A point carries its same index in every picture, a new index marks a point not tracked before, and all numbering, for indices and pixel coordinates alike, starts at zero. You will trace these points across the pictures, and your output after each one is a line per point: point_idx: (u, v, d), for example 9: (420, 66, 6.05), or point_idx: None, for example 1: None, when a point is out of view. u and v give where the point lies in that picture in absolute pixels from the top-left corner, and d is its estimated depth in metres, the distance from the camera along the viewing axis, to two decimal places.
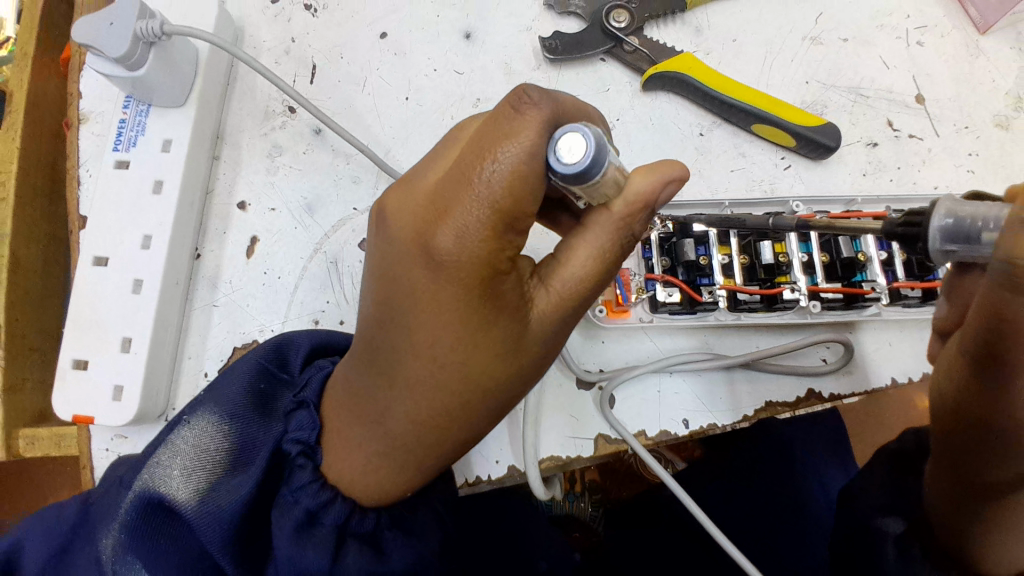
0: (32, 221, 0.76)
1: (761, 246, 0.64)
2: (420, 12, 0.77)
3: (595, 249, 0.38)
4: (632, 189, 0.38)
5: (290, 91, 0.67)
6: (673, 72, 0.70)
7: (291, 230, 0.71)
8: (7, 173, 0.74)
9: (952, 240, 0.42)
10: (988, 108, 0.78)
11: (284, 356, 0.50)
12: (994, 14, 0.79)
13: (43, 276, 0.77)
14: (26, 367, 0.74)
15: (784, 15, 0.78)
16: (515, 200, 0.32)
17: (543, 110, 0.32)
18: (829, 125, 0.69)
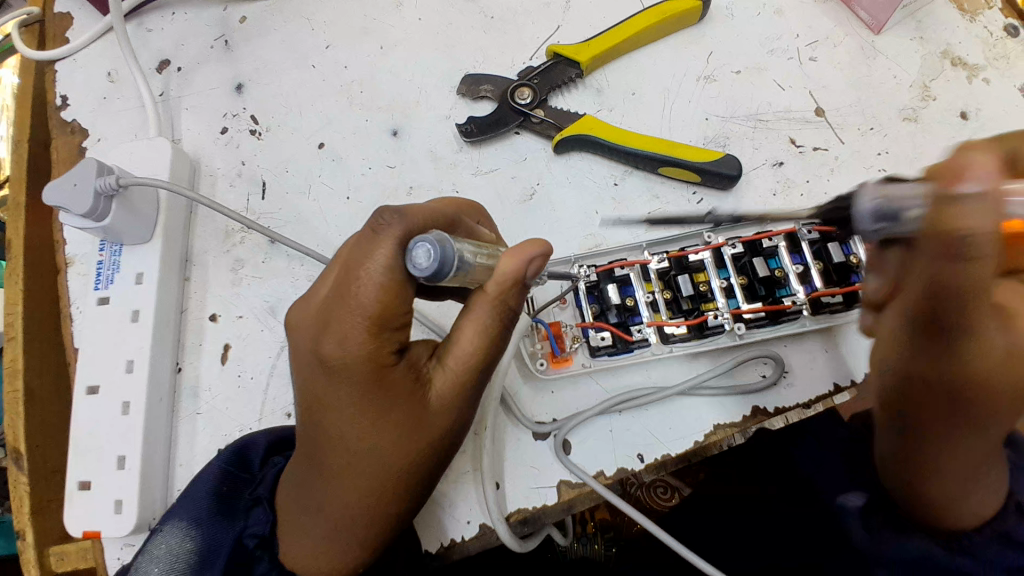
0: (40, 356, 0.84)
1: (681, 280, 0.69)
2: (350, 119, 0.85)
3: (480, 327, 0.47)
4: (501, 271, 0.46)
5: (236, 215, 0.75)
6: (577, 135, 0.77)
7: (259, 333, 0.78)
8: (13, 313, 0.82)
9: (879, 219, 0.50)
10: (893, 104, 0.81)
11: (246, 455, 0.56)
12: (884, 12, 0.82)
13: (57, 402, 0.84)
14: (52, 487, 0.80)
15: (676, 61, 0.83)
16: (383, 301, 0.41)
17: (396, 228, 0.42)
18: (728, 156, 0.74)
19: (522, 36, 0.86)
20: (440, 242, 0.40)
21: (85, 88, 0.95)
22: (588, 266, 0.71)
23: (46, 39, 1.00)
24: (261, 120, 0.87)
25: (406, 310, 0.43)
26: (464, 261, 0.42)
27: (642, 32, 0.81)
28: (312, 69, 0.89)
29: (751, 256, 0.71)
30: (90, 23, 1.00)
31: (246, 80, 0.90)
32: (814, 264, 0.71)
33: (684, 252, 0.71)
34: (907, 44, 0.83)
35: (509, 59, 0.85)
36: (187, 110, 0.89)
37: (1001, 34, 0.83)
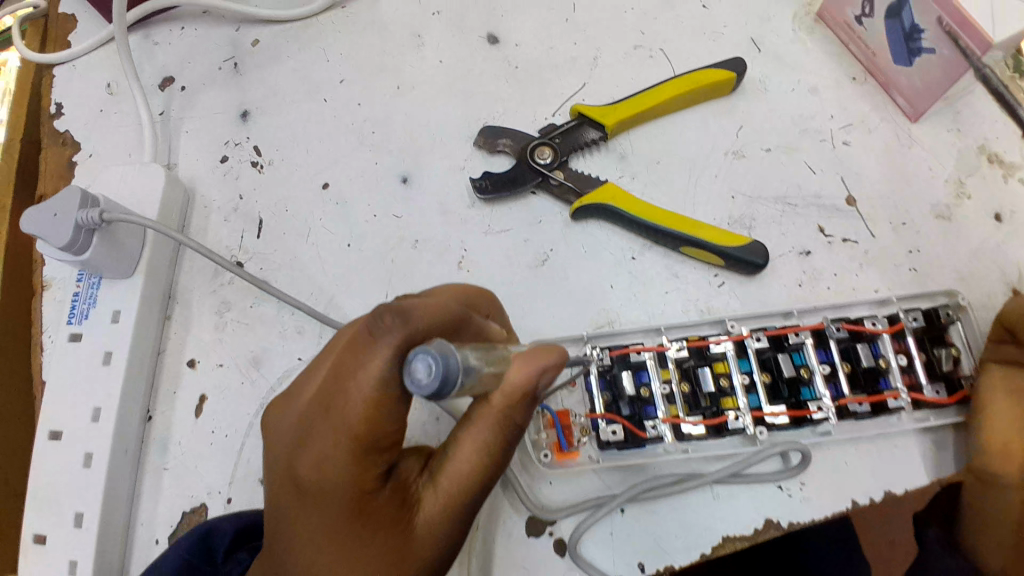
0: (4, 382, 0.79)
1: (701, 373, 0.66)
2: (359, 160, 0.81)
3: (481, 443, 0.43)
4: (509, 383, 0.41)
5: (224, 261, 0.69)
6: (597, 204, 0.73)
7: (238, 385, 0.73)
8: None
9: None
10: (926, 199, 0.77)
11: (209, 544, 0.57)
12: (924, 102, 0.78)
13: None
14: None
15: (705, 134, 0.79)
16: (370, 421, 0.39)
17: (390, 339, 0.38)
18: (755, 243, 0.70)
19: (545, 90, 0.82)
20: (443, 354, 0.35)
21: (82, 98, 0.91)
22: (602, 348, 0.67)
23: (46, 41, 0.95)
24: (264, 152, 0.82)
25: (396, 426, 0.41)
26: (470, 370, 0.37)
27: (672, 100, 0.77)
28: (323, 103, 0.84)
29: (776, 352, 0.67)
30: (94, 27, 0.95)
31: (252, 107, 0.85)
32: (842, 366, 0.67)
33: (705, 342, 0.67)
34: (946, 135, 0.80)
35: (531, 114, 0.81)
36: (187, 133, 0.85)
37: None
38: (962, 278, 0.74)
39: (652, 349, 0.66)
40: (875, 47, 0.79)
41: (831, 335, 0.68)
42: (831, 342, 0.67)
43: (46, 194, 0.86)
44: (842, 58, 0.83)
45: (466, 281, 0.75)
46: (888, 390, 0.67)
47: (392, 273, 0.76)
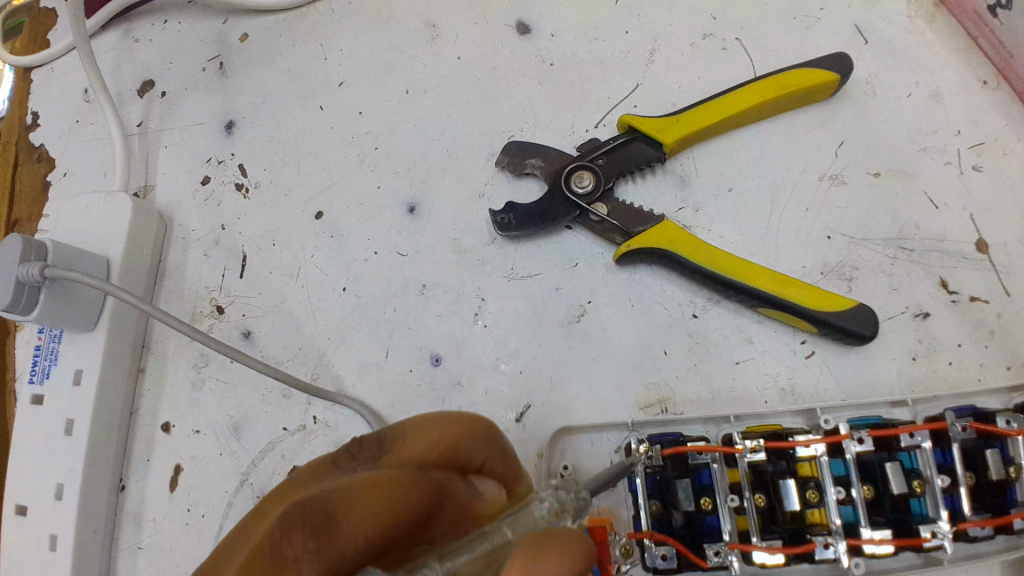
0: None
1: (785, 485, 0.51)
2: (358, 183, 0.67)
3: None
4: None
5: (184, 328, 0.58)
6: (650, 248, 0.57)
7: (216, 457, 0.62)
8: None
9: None
10: None
11: None
12: None
13: None
14: None
15: (795, 149, 0.62)
16: None
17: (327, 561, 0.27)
18: (862, 307, 0.54)
19: (586, 94, 0.67)
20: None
21: (59, 106, 0.80)
22: (651, 445, 0.52)
23: (26, 41, 0.84)
24: (249, 172, 0.70)
25: None
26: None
27: (750, 110, 0.61)
28: (318, 111, 0.71)
29: (882, 457, 0.52)
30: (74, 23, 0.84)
31: (238, 117, 0.73)
32: (965, 477, 0.51)
33: (788, 442, 0.51)
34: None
35: (566, 125, 0.66)
36: (166, 148, 0.73)
37: None
38: None
39: (718, 451, 0.52)
40: (1013, 46, 0.61)
41: (957, 437, 0.51)
42: (954, 446, 0.51)
43: (18, 218, 0.76)
44: (968, 57, 0.65)
45: (484, 338, 0.60)
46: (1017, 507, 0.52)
47: (394, 327, 0.62)
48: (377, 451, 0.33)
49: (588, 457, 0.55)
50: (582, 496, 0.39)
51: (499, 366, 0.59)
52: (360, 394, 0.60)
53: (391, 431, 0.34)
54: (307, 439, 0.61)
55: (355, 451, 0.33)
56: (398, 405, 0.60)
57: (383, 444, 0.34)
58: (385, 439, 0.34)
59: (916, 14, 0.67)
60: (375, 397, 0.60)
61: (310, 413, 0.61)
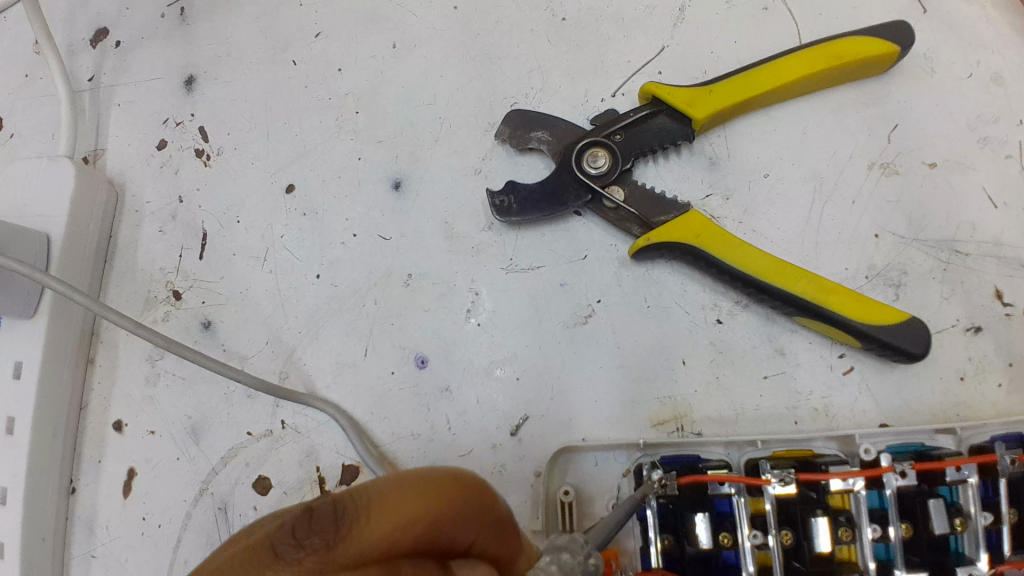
0: None
1: (813, 523, 0.44)
2: (336, 154, 0.58)
3: None
4: None
5: (124, 322, 0.51)
6: (671, 242, 0.50)
7: (173, 462, 0.56)
8: None
9: None
10: None
11: None
12: None
13: None
14: None
15: (840, 132, 0.54)
16: None
17: None
18: (914, 321, 0.46)
19: (604, 57, 0.57)
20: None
21: (2, 54, 0.70)
22: (666, 471, 0.45)
23: None
24: (212, 137, 0.61)
25: None
26: None
27: (796, 83, 0.52)
28: (291, 68, 0.61)
29: (923, 491, 0.45)
30: None
31: (200, 71, 0.63)
32: (1009, 514, 0.45)
33: (822, 473, 0.45)
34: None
35: (579, 93, 0.57)
36: (119, 106, 0.64)
37: None
38: None
39: (742, 482, 0.44)
40: None
41: (1006, 471, 0.45)
42: (1001, 481, 0.45)
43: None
44: None
45: (476, 338, 0.53)
46: None
47: (374, 323, 0.54)
48: (334, 533, 0.23)
49: (591, 479, 0.49)
50: (591, 559, 0.32)
51: (493, 371, 0.52)
52: (335, 397, 0.53)
53: (354, 499, 0.25)
54: (275, 445, 0.54)
55: (301, 531, 0.23)
56: (377, 412, 0.53)
57: (342, 519, 0.24)
58: (345, 510, 0.24)
59: None
60: (352, 402, 0.53)
61: (278, 416, 0.54)
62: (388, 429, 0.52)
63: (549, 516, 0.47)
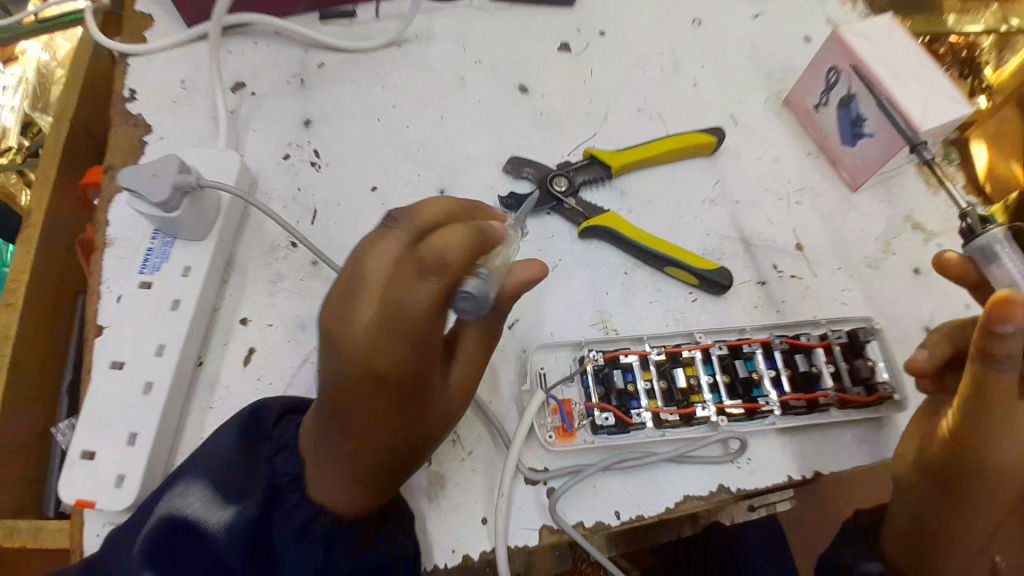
0: (33, 320, 1.10)
1: (675, 374, 0.83)
2: (404, 173, 0.97)
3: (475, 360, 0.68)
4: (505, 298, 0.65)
5: (293, 229, 0.84)
6: (601, 226, 0.90)
7: (283, 344, 0.84)
8: (19, 282, 1.08)
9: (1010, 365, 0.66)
10: (861, 252, 0.93)
11: (262, 416, 0.73)
12: (862, 176, 0.95)
13: (27, 331, 1.09)
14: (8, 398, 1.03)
15: (691, 179, 0.97)
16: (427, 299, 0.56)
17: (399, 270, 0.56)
18: (723, 269, 0.88)
19: (564, 135, 1.01)
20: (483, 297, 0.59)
21: (155, 89, 1.02)
22: (597, 351, 0.83)
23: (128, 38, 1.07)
24: (322, 156, 0.97)
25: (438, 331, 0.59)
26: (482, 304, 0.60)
27: (666, 151, 0.96)
28: (377, 122, 1.01)
29: (732, 358, 0.84)
30: (166, 30, 1.08)
31: (314, 118, 1.01)
32: (783, 369, 0.83)
33: (678, 348, 0.85)
34: (887, 204, 0.96)
35: (551, 152, 1.00)
36: (254, 131, 0.99)
37: None
38: (887, 317, 0.89)
39: (636, 353, 0.83)
40: (827, 131, 0.97)
41: (774, 346, 0.84)
42: (775, 350, 0.84)
43: (113, 164, 0.97)
44: (801, 138, 1.01)
45: None
46: (819, 390, 0.82)
47: None
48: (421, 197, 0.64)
49: (554, 360, 0.84)
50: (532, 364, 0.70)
51: None
52: None
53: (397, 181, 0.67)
54: None
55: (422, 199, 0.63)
56: None
57: None
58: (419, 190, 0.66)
59: (770, 104, 1.04)
60: None
61: None
62: None
63: (530, 376, 0.83)
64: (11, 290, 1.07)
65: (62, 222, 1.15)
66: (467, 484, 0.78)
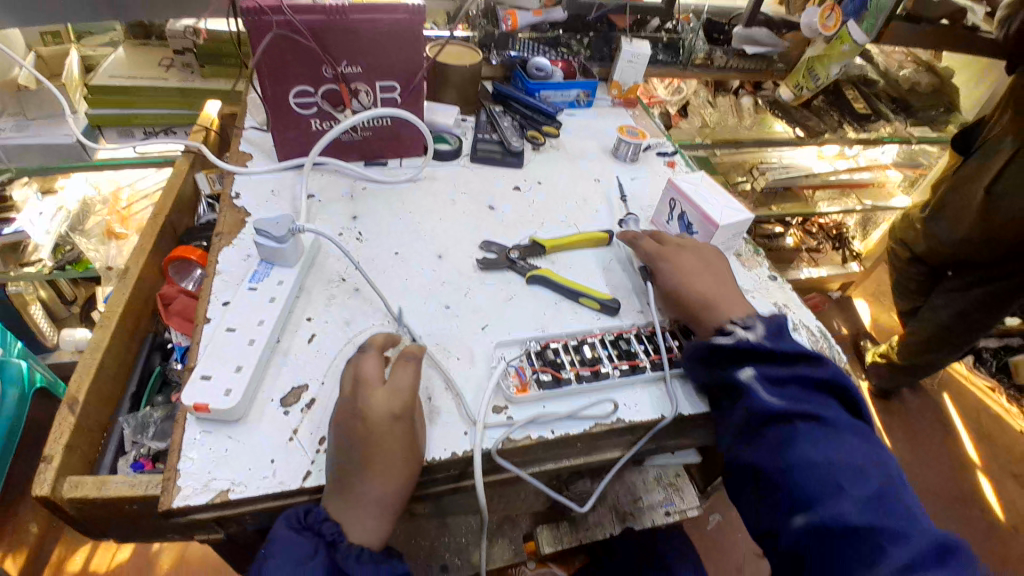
0: (118, 341, 1.48)
1: (584, 350, 1.30)
2: (415, 245, 1.52)
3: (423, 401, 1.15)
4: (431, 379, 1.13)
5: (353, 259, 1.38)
6: (539, 274, 1.46)
7: (330, 330, 1.29)
8: (115, 311, 1.48)
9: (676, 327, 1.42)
10: None
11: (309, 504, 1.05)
12: None
13: (113, 348, 1.45)
14: (93, 388, 1.36)
15: (594, 258, 1.57)
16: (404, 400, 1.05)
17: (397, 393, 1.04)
18: (613, 299, 1.43)
19: (517, 231, 1.61)
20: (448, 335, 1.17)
21: (253, 192, 1.59)
22: (535, 340, 1.31)
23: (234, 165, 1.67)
24: (363, 234, 1.53)
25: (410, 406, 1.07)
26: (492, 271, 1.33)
27: (577, 240, 1.57)
28: (399, 219, 1.59)
29: (616, 342, 1.34)
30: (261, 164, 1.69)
31: (358, 214, 1.58)
32: (648, 348, 1.34)
33: (583, 337, 1.35)
34: None
35: (509, 239, 1.58)
36: (318, 218, 1.54)
37: (763, 281, 1.58)
38: None
39: (559, 339, 1.33)
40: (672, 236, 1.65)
41: (638, 334, 1.37)
42: (640, 335, 1.36)
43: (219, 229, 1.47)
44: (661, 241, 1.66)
45: (470, 301, 1.40)
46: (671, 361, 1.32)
47: (429, 293, 1.40)
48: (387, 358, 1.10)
49: (508, 344, 1.31)
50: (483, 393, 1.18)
51: (477, 312, 1.38)
52: (412, 311, 1.35)
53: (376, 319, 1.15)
54: (385, 327, 1.31)
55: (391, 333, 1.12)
56: (433, 319, 1.34)
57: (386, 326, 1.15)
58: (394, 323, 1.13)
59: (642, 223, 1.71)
60: (419, 316, 1.34)
61: (389, 317, 1.33)
62: (436, 324, 1.33)
63: (494, 349, 1.29)
64: (110, 316, 1.47)
65: (148, 278, 1.60)
66: (456, 412, 1.17)
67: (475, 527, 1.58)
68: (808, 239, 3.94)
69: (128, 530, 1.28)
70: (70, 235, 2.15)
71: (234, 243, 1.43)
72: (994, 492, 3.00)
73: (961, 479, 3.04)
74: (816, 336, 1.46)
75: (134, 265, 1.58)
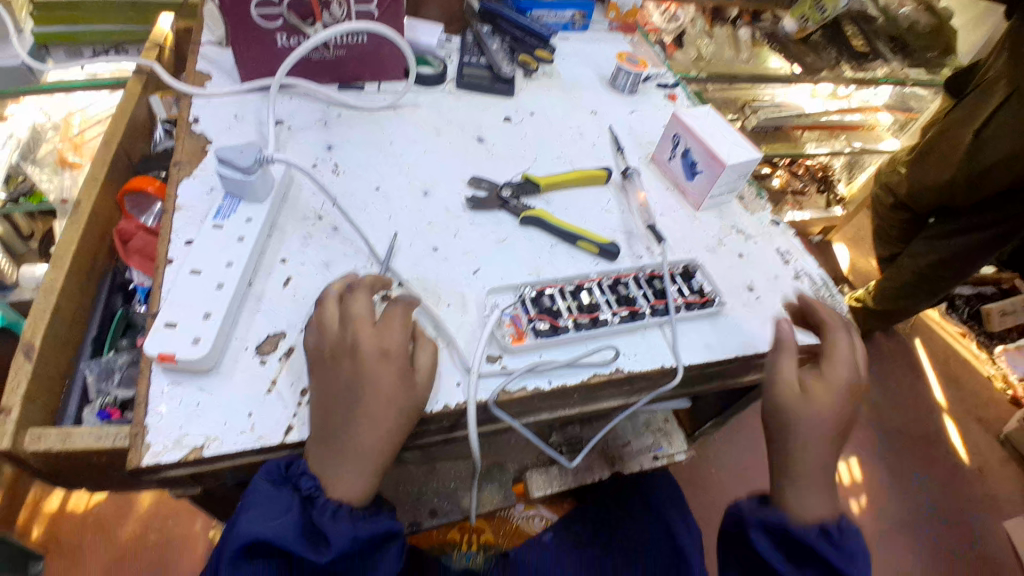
0: (73, 282, 1.35)
1: (581, 297, 1.22)
2: (398, 181, 1.39)
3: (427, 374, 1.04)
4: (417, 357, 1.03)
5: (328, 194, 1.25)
6: (532, 215, 1.35)
7: (307, 273, 1.17)
8: (67, 250, 1.34)
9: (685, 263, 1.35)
10: (703, 243, 1.42)
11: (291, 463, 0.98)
12: (699, 199, 1.48)
13: (68, 290, 1.33)
14: (49, 334, 1.25)
15: (591, 198, 1.47)
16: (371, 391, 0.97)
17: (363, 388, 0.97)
18: (611, 241, 1.34)
19: (508, 166, 1.49)
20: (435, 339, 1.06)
21: (215, 118, 1.42)
22: (530, 285, 1.22)
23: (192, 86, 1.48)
24: (339, 167, 1.39)
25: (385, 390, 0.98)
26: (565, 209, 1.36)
27: (574, 177, 1.46)
28: (379, 151, 1.45)
29: (614, 287, 1.25)
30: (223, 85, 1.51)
31: (334, 144, 1.43)
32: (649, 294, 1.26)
33: (581, 283, 1.26)
34: (717, 218, 1.49)
35: (500, 175, 1.46)
36: (289, 148, 1.39)
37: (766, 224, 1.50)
38: (721, 278, 1.36)
39: (555, 285, 1.24)
40: (674, 175, 1.54)
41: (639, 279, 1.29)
42: (641, 280, 1.28)
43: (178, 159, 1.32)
44: (661, 180, 1.56)
45: (458, 243, 1.29)
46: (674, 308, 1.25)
47: (413, 233, 1.29)
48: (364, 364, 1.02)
49: (500, 290, 1.22)
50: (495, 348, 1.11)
51: (466, 254, 1.28)
52: (396, 252, 1.24)
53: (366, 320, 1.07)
54: (366, 270, 1.20)
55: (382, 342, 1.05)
56: (418, 262, 1.24)
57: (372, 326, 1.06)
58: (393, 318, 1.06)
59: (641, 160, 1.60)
60: (403, 259, 1.24)
61: (370, 260, 1.22)
62: (422, 267, 1.23)
63: (485, 295, 1.20)
64: (60, 254, 1.33)
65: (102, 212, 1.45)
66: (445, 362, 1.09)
67: (464, 472, 1.56)
68: (795, 182, 3.86)
69: (98, 481, 1.21)
70: (23, 165, 1.91)
71: (195, 175, 1.28)
72: (957, 432, 3.12)
73: (927, 420, 3.15)
74: (819, 283, 1.40)
75: (86, 198, 1.42)
